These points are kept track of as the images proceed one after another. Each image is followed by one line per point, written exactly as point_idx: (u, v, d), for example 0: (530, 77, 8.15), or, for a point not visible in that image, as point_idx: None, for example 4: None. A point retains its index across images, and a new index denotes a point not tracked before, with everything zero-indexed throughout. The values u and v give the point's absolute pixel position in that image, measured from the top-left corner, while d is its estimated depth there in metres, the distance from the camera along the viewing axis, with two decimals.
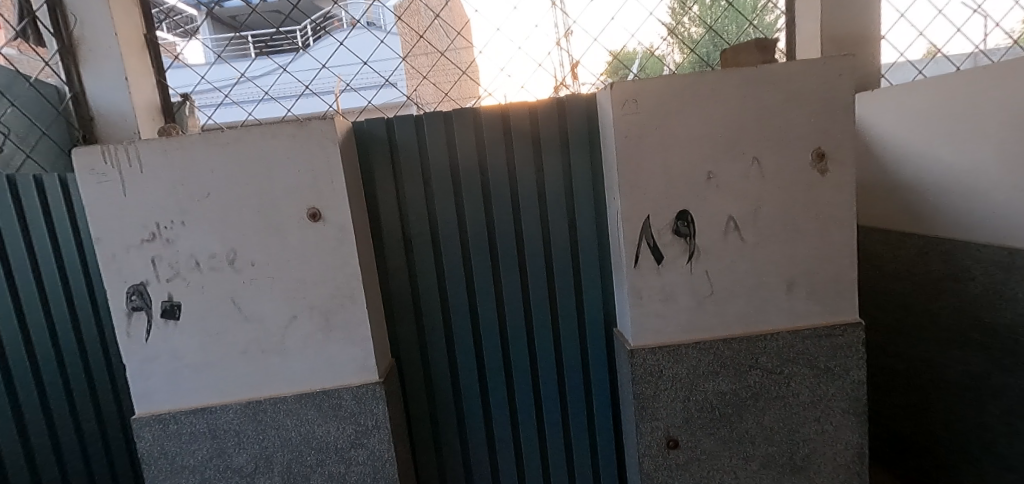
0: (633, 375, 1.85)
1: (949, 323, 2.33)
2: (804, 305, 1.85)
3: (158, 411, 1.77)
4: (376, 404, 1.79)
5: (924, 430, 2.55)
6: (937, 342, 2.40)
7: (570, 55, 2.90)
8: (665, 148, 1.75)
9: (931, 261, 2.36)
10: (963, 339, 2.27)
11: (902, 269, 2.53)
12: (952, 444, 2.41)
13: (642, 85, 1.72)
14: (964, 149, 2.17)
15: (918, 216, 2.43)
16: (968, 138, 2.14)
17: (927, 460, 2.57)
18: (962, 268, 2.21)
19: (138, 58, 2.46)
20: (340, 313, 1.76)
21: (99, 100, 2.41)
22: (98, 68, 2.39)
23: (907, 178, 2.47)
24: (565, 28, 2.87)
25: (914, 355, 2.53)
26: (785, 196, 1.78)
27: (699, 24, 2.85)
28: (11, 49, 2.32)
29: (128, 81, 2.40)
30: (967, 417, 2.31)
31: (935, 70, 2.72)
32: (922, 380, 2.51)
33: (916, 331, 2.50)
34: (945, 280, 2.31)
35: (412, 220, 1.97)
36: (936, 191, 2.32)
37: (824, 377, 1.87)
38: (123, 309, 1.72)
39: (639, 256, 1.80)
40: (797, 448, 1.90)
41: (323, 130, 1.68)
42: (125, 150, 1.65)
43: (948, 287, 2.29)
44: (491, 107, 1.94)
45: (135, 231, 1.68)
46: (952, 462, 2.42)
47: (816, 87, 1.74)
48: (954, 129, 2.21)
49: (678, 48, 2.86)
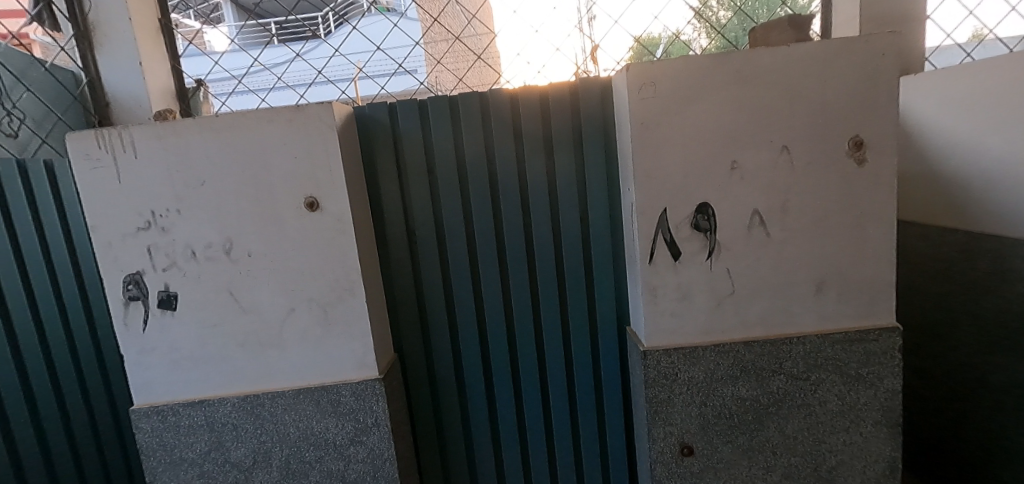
0: (646, 377, 1.74)
1: (993, 325, 2.15)
2: (835, 307, 1.70)
3: (157, 402, 1.74)
4: (376, 401, 1.73)
5: (961, 440, 2.38)
6: (980, 345, 2.22)
7: (592, 40, 2.74)
8: (686, 136, 1.62)
9: (976, 259, 2.18)
10: (1010, 345, 2.09)
11: (942, 268, 2.36)
12: (992, 455, 2.24)
13: (661, 66, 1.59)
14: (1012, 137, 1.98)
15: (962, 210, 2.24)
16: (1018, 125, 1.95)
17: (963, 471, 2.40)
18: (1012, 267, 2.03)
19: (154, 42, 2.39)
20: (340, 306, 1.70)
21: (115, 87, 2.36)
22: (113, 51, 2.33)
23: (952, 170, 2.28)
24: (588, 12, 2.72)
25: (954, 360, 2.36)
26: (817, 188, 1.64)
27: (728, 8, 2.67)
28: (47, 37, 2.31)
29: (141, 65, 2.34)
30: (1010, 429, 2.14)
31: (983, 53, 2.52)
32: (961, 386, 2.34)
33: (955, 333, 2.33)
34: (990, 280, 2.13)
35: (416, 210, 1.88)
36: (982, 183, 2.14)
37: (854, 385, 1.73)
38: (119, 299, 1.68)
39: (654, 252, 1.69)
40: (823, 460, 1.77)
41: (321, 115, 1.60)
42: (118, 135, 1.60)
43: (995, 287, 2.11)
44: (500, 92, 1.84)
45: (130, 218, 1.63)
46: (990, 474, 2.26)
47: (854, 69, 1.58)
48: (1003, 116, 2.02)
49: (705, 33, 2.69)
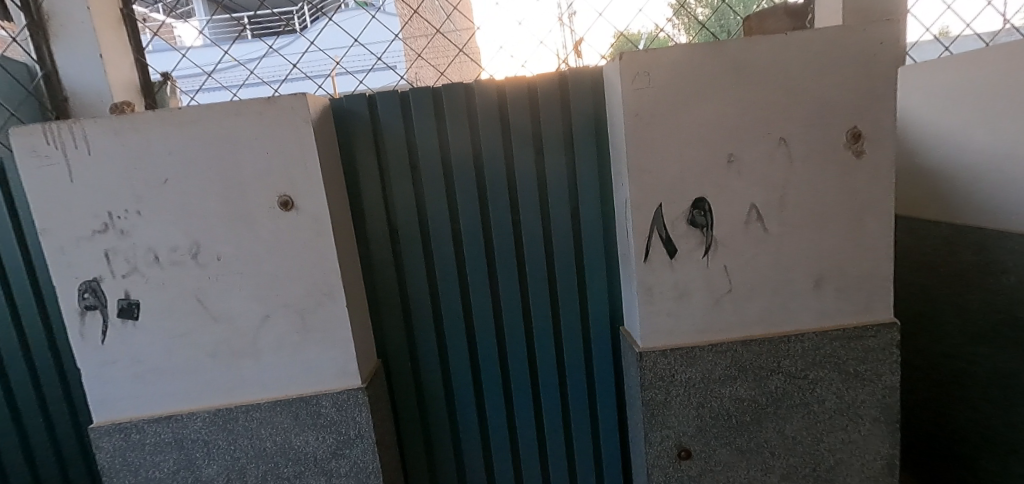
0: (642, 379, 1.68)
1: (975, 317, 2.15)
2: (833, 303, 1.66)
3: (119, 419, 1.61)
4: (359, 411, 1.63)
5: (946, 433, 2.38)
6: (963, 336, 2.22)
7: (574, 34, 2.67)
8: (681, 128, 1.56)
9: (960, 252, 2.17)
10: (993, 336, 2.08)
11: (925, 261, 2.35)
12: (977, 446, 2.24)
13: (655, 55, 1.52)
14: (995, 129, 1.96)
15: (945, 203, 2.23)
16: (999, 116, 1.94)
17: (948, 462, 2.40)
18: (995, 259, 2.01)
19: (116, 33, 2.17)
20: (318, 312, 1.59)
21: (73, 82, 2.12)
22: (71, 43, 2.10)
23: (935, 163, 2.27)
24: (569, 8, 2.65)
25: (939, 352, 2.35)
26: (815, 182, 1.59)
27: (705, 5, 2.61)
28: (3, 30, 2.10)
29: (103, 58, 2.11)
30: (995, 419, 2.14)
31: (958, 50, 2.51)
32: (944, 378, 2.34)
33: (939, 325, 2.32)
34: (974, 273, 2.12)
35: (399, 209, 1.79)
36: (967, 176, 2.11)
37: (853, 382, 1.69)
38: (74, 309, 1.54)
39: (649, 250, 1.62)
40: (822, 460, 1.73)
41: (295, 107, 1.49)
42: (69, 130, 1.46)
43: (977, 279, 2.11)
44: (486, 83, 1.75)
45: (84, 221, 1.50)
46: (975, 464, 2.26)
47: (851, 57, 1.53)
48: (986, 107, 2.00)
49: (685, 29, 2.62)
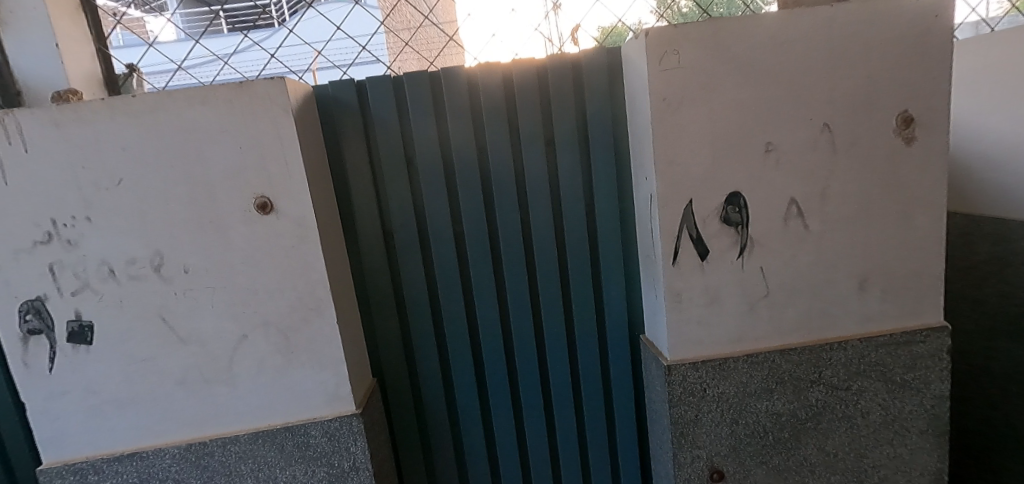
0: (670, 395, 1.51)
1: (991, 311, 2.01)
2: (878, 306, 1.50)
3: (73, 459, 1.39)
4: (354, 441, 1.43)
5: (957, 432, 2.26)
6: (978, 330, 2.08)
7: (565, 27, 2.29)
8: (713, 114, 1.38)
9: (977, 243, 2.01)
10: (1014, 332, 1.95)
11: None
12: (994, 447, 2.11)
13: (685, 30, 1.34)
14: (1016, 111, 1.81)
15: (960, 192, 2.08)
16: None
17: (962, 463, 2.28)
18: (1015, 250, 1.87)
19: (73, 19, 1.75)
20: (304, 330, 1.39)
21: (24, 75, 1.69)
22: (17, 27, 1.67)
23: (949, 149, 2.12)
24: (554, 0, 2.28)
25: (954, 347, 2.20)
26: (862, 172, 1.43)
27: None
28: None
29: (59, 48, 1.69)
30: (1013, 418, 2.01)
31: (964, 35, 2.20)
32: (958, 374, 2.21)
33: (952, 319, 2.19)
34: (993, 265, 1.97)
35: (394, 209, 1.58)
36: (977, 166, 1.96)
37: (900, 392, 1.53)
38: (15, 334, 1.31)
39: (677, 251, 1.45)
40: (865, 477, 1.58)
41: (271, 94, 1.28)
42: (1, 123, 1.23)
43: (997, 273, 1.97)
44: (491, 67, 1.55)
45: (24, 230, 1.27)
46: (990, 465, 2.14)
47: (899, 32, 1.37)
48: (1011, 88, 1.84)
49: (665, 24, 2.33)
